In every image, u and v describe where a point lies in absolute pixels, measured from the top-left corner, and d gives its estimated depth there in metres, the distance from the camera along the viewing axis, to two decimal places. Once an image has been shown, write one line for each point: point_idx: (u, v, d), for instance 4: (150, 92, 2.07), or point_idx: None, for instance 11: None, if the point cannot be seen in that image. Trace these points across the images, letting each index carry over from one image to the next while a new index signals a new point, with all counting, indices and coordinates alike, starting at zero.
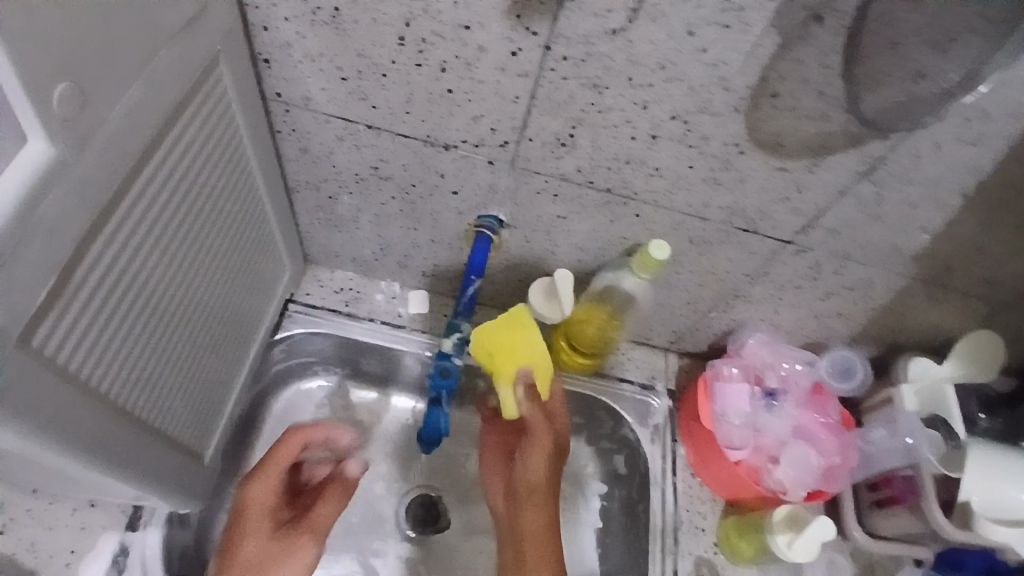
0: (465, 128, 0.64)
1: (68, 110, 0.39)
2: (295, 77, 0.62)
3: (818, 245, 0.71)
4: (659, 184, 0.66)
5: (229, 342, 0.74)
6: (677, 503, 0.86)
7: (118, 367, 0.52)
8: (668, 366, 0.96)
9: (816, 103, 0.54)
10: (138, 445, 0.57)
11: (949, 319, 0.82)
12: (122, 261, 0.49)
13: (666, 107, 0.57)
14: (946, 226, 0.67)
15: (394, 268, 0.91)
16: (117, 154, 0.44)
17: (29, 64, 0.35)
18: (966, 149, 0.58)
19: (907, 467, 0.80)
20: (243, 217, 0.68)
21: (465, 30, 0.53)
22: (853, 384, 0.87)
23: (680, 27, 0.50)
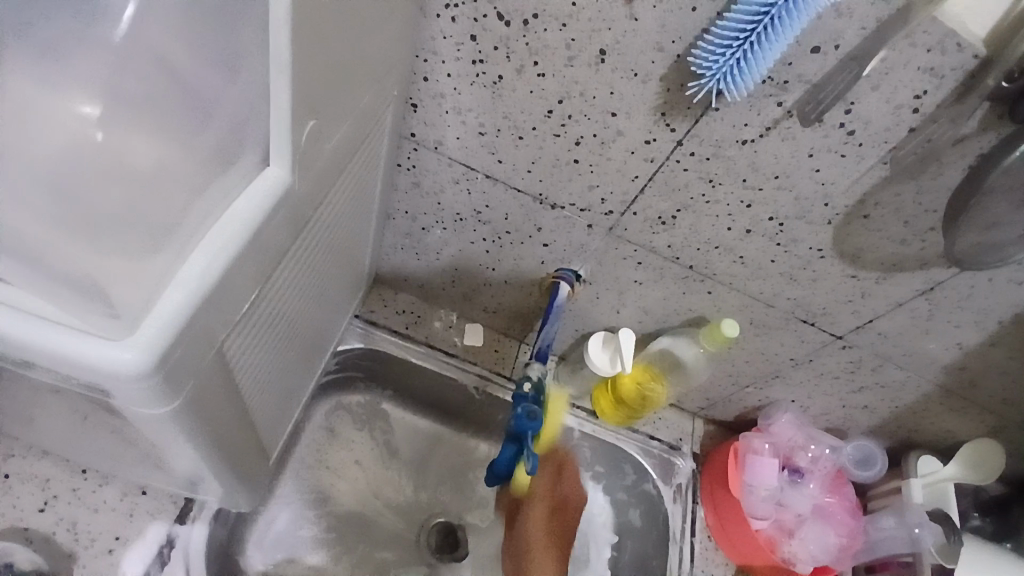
0: (578, 194, 0.70)
1: (307, 141, 0.43)
2: (435, 123, 0.67)
3: (864, 345, 0.79)
4: (739, 270, 0.73)
5: (313, 349, 0.77)
6: (693, 563, 0.92)
7: (255, 370, 0.55)
8: (694, 430, 1.02)
9: (900, 229, 0.62)
10: (240, 441, 0.59)
11: (960, 425, 0.90)
12: (291, 276, 0.53)
13: (768, 209, 0.64)
14: (980, 346, 0.75)
15: (458, 300, 0.96)
16: (321, 181, 0.49)
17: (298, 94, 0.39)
18: (1015, 288, 0.66)
19: (908, 554, 0.85)
20: (356, 239, 0.72)
21: (611, 116, 0.60)
22: (868, 474, 0.94)
23: (803, 149, 0.57)
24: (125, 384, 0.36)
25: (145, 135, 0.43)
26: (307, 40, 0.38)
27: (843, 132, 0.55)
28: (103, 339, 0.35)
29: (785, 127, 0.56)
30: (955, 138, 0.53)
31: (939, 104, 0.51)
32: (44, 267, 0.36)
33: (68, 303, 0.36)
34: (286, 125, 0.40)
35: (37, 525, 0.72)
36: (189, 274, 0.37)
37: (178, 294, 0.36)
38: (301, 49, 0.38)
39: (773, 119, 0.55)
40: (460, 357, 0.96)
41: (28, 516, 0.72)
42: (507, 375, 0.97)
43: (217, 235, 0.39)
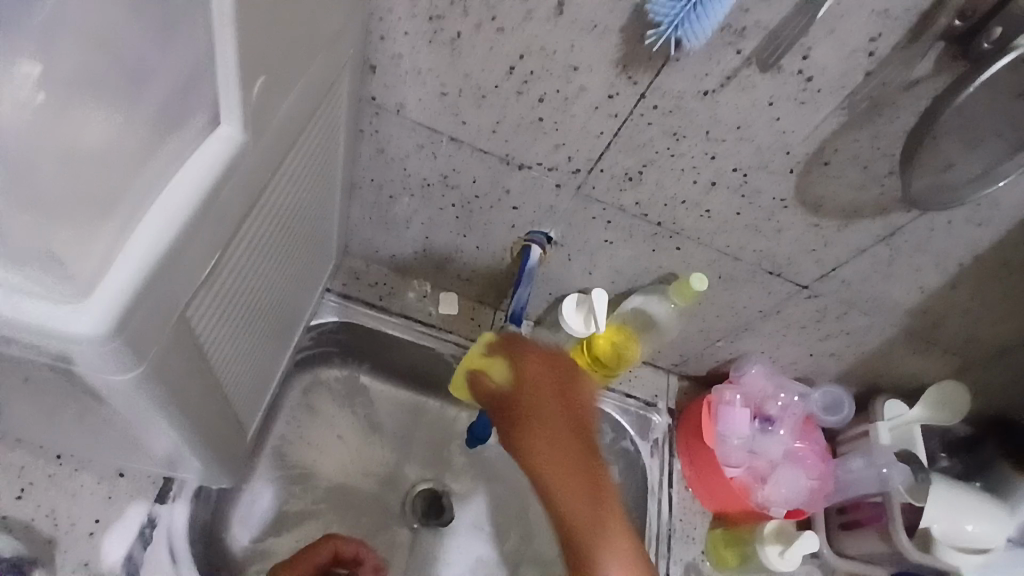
0: (544, 153, 0.69)
1: (258, 99, 0.42)
2: (395, 86, 0.66)
3: (829, 293, 0.81)
4: (706, 224, 0.74)
5: (285, 323, 0.76)
6: (672, 513, 0.94)
7: (222, 342, 0.55)
8: (669, 387, 1.04)
9: (859, 175, 0.63)
10: (212, 414, 0.59)
11: (922, 367, 0.94)
12: (253, 244, 0.52)
13: (732, 161, 0.65)
14: (939, 288, 0.78)
15: (431, 269, 0.95)
16: (278, 143, 0.47)
17: (245, 47, 0.38)
18: (970, 228, 0.68)
19: (877, 494, 0.90)
20: (322, 207, 0.71)
21: (572, 71, 0.59)
22: (837, 418, 0.97)
23: (763, 97, 0.57)
24: (83, 349, 0.35)
25: (91, 110, 0.39)
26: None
27: (801, 79, 0.55)
28: (55, 305, 0.34)
29: (744, 76, 0.56)
30: (910, 80, 0.54)
31: (893, 46, 0.51)
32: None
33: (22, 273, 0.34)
34: (234, 80, 0.38)
35: (16, 514, 0.71)
36: (143, 236, 0.36)
37: (133, 260, 0.35)
38: (244, 0, 0.37)
39: (732, 69, 0.55)
40: (435, 326, 0.96)
41: (5, 504, 0.71)
42: None
43: (170, 198, 0.37)
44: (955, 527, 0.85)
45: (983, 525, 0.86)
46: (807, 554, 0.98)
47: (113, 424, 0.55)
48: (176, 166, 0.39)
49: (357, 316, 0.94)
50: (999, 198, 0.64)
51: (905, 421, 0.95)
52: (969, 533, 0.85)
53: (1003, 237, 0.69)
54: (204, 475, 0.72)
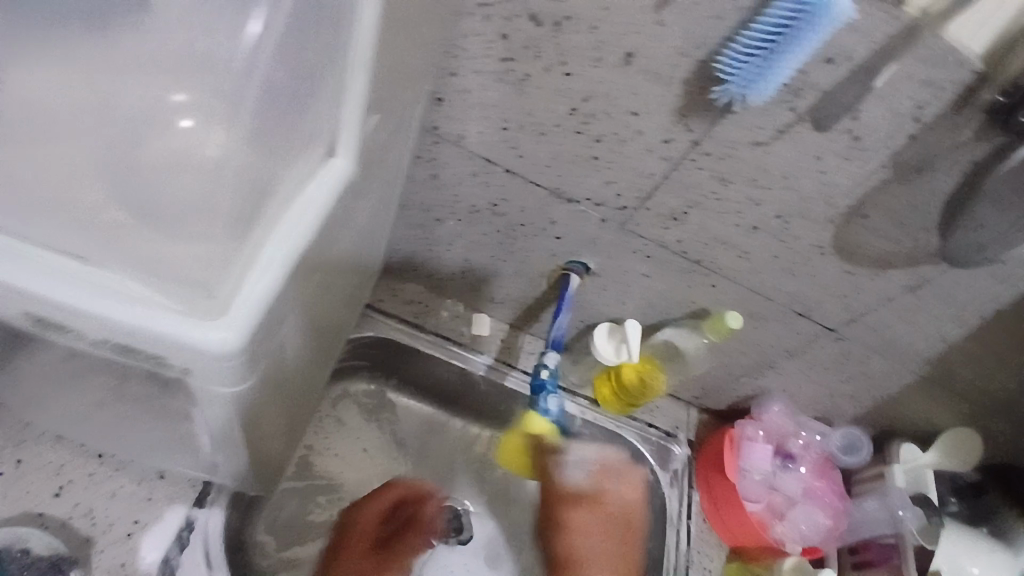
0: (594, 189, 0.73)
1: (369, 132, 0.45)
2: (459, 118, 0.69)
3: (854, 337, 0.84)
4: (742, 265, 0.77)
5: (335, 337, 0.79)
6: (690, 544, 0.96)
7: (294, 353, 0.57)
8: (689, 419, 1.06)
9: (895, 229, 0.67)
10: (267, 419, 0.61)
11: (938, 414, 0.97)
12: (333, 261, 0.55)
13: (774, 208, 0.68)
14: (961, 339, 0.81)
15: (466, 290, 0.98)
16: (371, 170, 0.50)
17: (370, 86, 0.41)
18: (997, 284, 0.72)
19: (891, 535, 0.93)
20: (380, 227, 0.75)
21: (632, 115, 0.63)
22: (857, 459, 1.00)
23: (811, 151, 0.61)
24: (212, 363, 0.38)
25: (203, 140, 0.58)
26: (383, 39, 0.41)
27: (849, 137, 0.59)
28: (194, 322, 0.37)
29: (795, 131, 0.60)
30: (953, 145, 0.57)
31: (940, 113, 0.55)
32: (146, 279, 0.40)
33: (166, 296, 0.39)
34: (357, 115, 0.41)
35: (54, 510, 0.74)
36: (271, 259, 0.39)
37: (260, 277, 0.39)
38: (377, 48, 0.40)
39: (785, 124, 0.59)
40: (466, 346, 0.99)
41: (43, 501, 0.74)
42: (513, 365, 1.00)
43: (292, 224, 0.41)
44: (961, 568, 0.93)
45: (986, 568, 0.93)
46: None
47: (180, 425, 0.58)
48: (296, 190, 0.43)
49: (392, 332, 0.96)
50: None
51: (919, 464, 0.98)
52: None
53: None
54: (245, 480, 0.74)
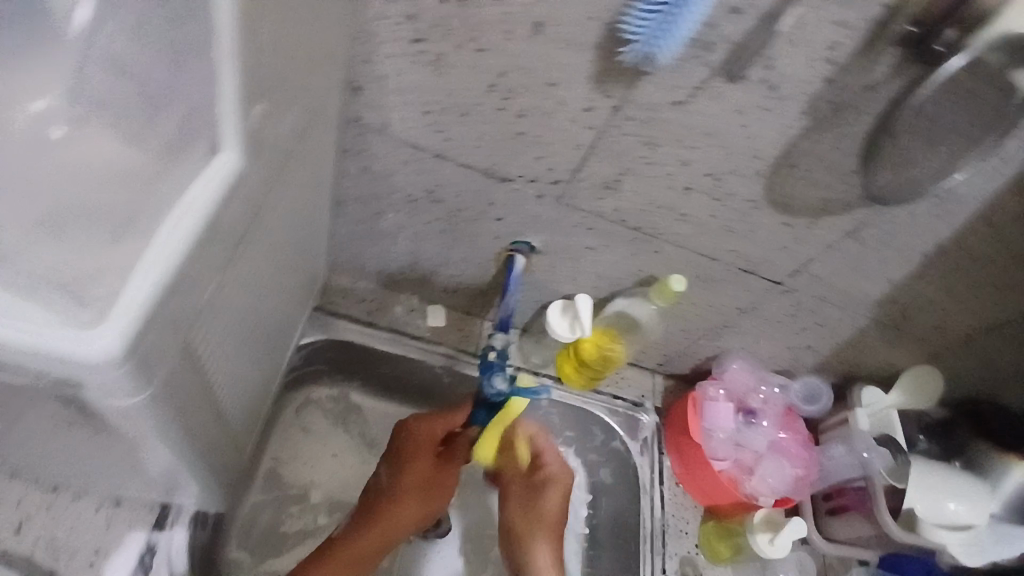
0: (526, 165, 0.72)
1: (256, 126, 0.43)
2: (379, 106, 0.68)
3: (802, 288, 0.84)
4: (683, 227, 0.77)
5: (279, 344, 0.77)
6: (665, 509, 0.97)
7: (222, 363, 0.56)
8: (655, 386, 1.07)
9: (825, 175, 0.67)
10: (210, 434, 0.59)
11: (895, 356, 0.98)
12: (249, 263, 0.53)
13: (705, 166, 0.68)
14: (905, 279, 0.82)
15: (418, 282, 0.96)
16: (272, 166, 0.49)
17: (247, 72, 0.40)
18: (932, 220, 0.72)
19: (860, 479, 0.96)
20: (312, 227, 0.73)
21: (551, 87, 0.62)
22: (817, 408, 1.02)
23: (731, 105, 0.61)
24: (100, 371, 0.37)
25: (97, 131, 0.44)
26: (255, 24, 0.39)
27: (766, 87, 0.59)
28: (74, 328, 0.36)
29: (713, 86, 0.59)
30: (869, 84, 0.57)
31: (852, 54, 0.55)
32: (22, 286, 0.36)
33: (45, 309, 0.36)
34: (235, 109, 0.40)
35: (16, 546, 0.71)
36: (155, 258, 0.38)
37: (145, 280, 0.37)
38: (249, 41, 0.39)
39: (702, 80, 0.59)
40: (424, 338, 0.97)
41: (5, 540, 0.71)
42: (473, 352, 0.99)
43: (175, 222, 0.39)
44: (939, 508, 0.90)
45: (966, 504, 0.91)
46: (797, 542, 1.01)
47: (113, 449, 0.56)
48: (182, 188, 0.41)
49: (346, 332, 0.95)
50: (957, 191, 0.69)
51: (883, 406, 1.00)
52: (956, 514, 0.90)
53: (963, 228, 0.73)
54: (203, 497, 0.72)
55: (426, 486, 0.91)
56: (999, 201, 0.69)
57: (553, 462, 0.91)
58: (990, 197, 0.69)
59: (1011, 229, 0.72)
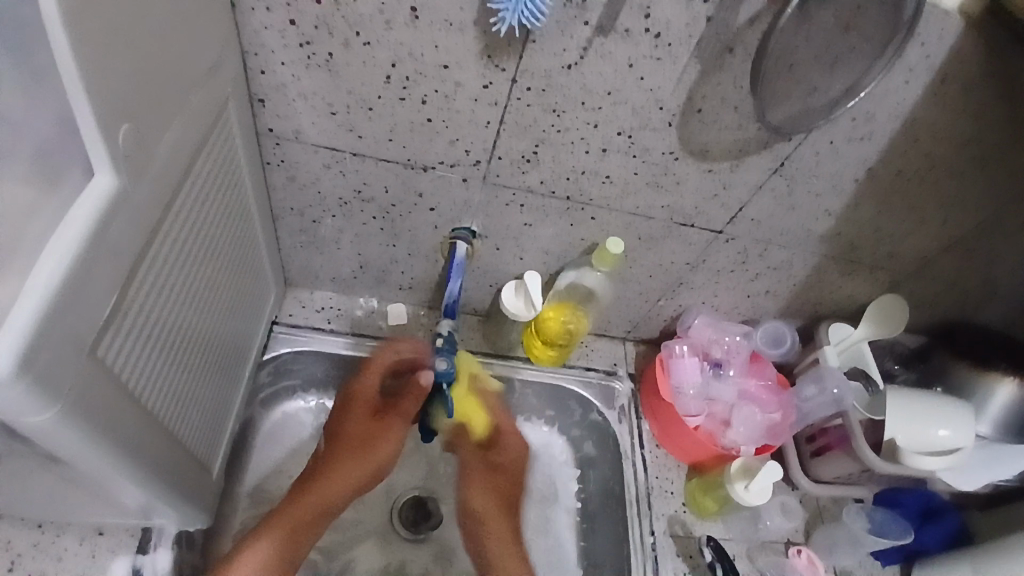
0: (443, 151, 0.73)
1: (125, 145, 0.44)
2: (287, 114, 0.69)
3: (744, 234, 0.85)
4: (611, 190, 0.77)
5: (230, 360, 0.79)
6: (647, 473, 0.98)
7: (155, 381, 0.57)
8: (627, 353, 1.08)
9: (733, 116, 0.67)
10: (162, 452, 0.61)
11: (856, 288, 0.98)
12: (162, 281, 0.55)
13: (614, 126, 0.68)
14: (844, 209, 0.81)
15: (373, 283, 0.97)
16: (161, 183, 0.50)
17: (98, 93, 0.40)
18: (853, 145, 0.72)
19: (837, 416, 0.95)
20: (242, 241, 0.74)
21: (444, 69, 0.63)
22: (783, 350, 1.02)
23: (622, 61, 0.61)
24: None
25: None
26: (94, 44, 0.39)
27: (651, 37, 0.59)
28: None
29: (599, 44, 0.60)
30: (748, 19, 0.57)
31: None
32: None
33: None
34: (96, 132, 0.41)
35: None
36: (38, 277, 0.39)
37: (27, 306, 0.38)
38: (95, 63, 0.39)
39: (586, 39, 0.59)
40: (387, 336, 0.98)
41: None
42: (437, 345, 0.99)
43: (53, 248, 0.40)
44: (922, 434, 0.89)
45: (953, 429, 0.88)
46: (786, 487, 1.01)
47: (67, 474, 0.58)
48: (60, 216, 0.42)
49: (310, 342, 0.96)
50: (870, 112, 0.68)
51: (852, 341, 0.99)
52: (940, 439, 0.88)
53: (888, 148, 0.73)
54: (181, 519, 0.73)
55: (369, 437, 0.89)
56: (916, 114, 0.69)
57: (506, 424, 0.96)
58: (906, 113, 0.69)
59: (935, 142, 0.72)
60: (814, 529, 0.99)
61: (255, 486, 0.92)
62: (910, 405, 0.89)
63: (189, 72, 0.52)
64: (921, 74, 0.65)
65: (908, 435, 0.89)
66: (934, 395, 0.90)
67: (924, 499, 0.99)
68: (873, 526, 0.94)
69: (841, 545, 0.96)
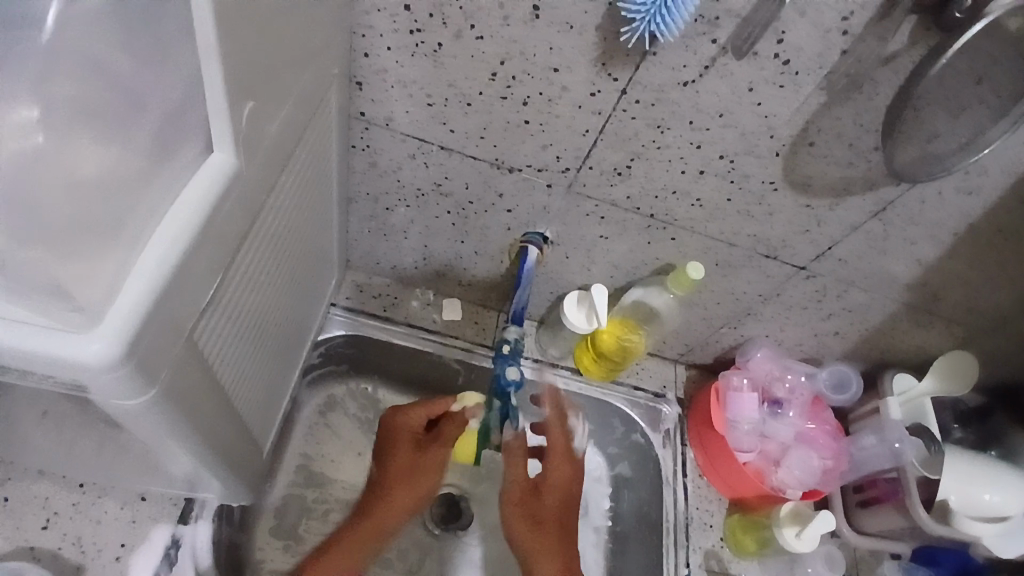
0: (533, 154, 0.70)
1: (246, 123, 0.43)
2: (382, 99, 0.67)
3: (827, 273, 0.81)
4: (698, 212, 0.74)
5: (292, 342, 0.78)
6: (688, 502, 0.96)
7: (231, 361, 0.56)
8: (677, 376, 1.05)
9: (845, 153, 0.64)
10: (227, 431, 0.60)
11: (928, 340, 0.94)
12: (253, 262, 0.53)
13: (718, 148, 0.65)
14: (937, 259, 0.77)
15: (432, 276, 0.96)
16: (270, 163, 0.49)
17: (233, 72, 0.39)
18: (962, 197, 0.68)
19: (892, 470, 0.91)
20: (320, 223, 0.73)
21: (554, 72, 0.60)
22: (847, 396, 0.98)
23: (741, 84, 0.59)
24: (100, 372, 0.37)
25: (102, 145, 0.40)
26: (233, 20, 0.38)
27: (778, 62, 0.56)
28: (72, 331, 0.36)
29: (722, 64, 0.57)
30: (886, 56, 0.54)
31: (868, 22, 0.52)
32: (57, 292, 0.36)
33: (47, 312, 0.36)
34: (224, 110, 0.39)
35: (47, 541, 0.72)
36: (149, 260, 0.38)
37: (138, 284, 0.37)
38: (232, 37, 0.38)
39: (709, 58, 0.57)
40: (440, 331, 0.97)
41: (34, 534, 0.72)
42: (489, 346, 0.97)
43: (168, 226, 0.39)
44: (972, 497, 0.86)
45: (1003, 495, 0.86)
46: (828, 535, 0.98)
47: (129, 443, 0.57)
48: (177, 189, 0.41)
49: (363, 328, 0.95)
50: (987, 166, 0.65)
51: (915, 394, 0.96)
52: (989, 503, 0.86)
53: (996, 204, 0.69)
54: (226, 494, 0.72)
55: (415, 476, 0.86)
56: None
57: (556, 448, 0.87)
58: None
59: None
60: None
61: (295, 466, 0.92)
62: (964, 465, 0.87)
63: (306, 52, 0.50)
64: None
65: (959, 496, 0.86)
66: (984, 458, 0.89)
67: (964, 559, 0.95)
68: None
69: None
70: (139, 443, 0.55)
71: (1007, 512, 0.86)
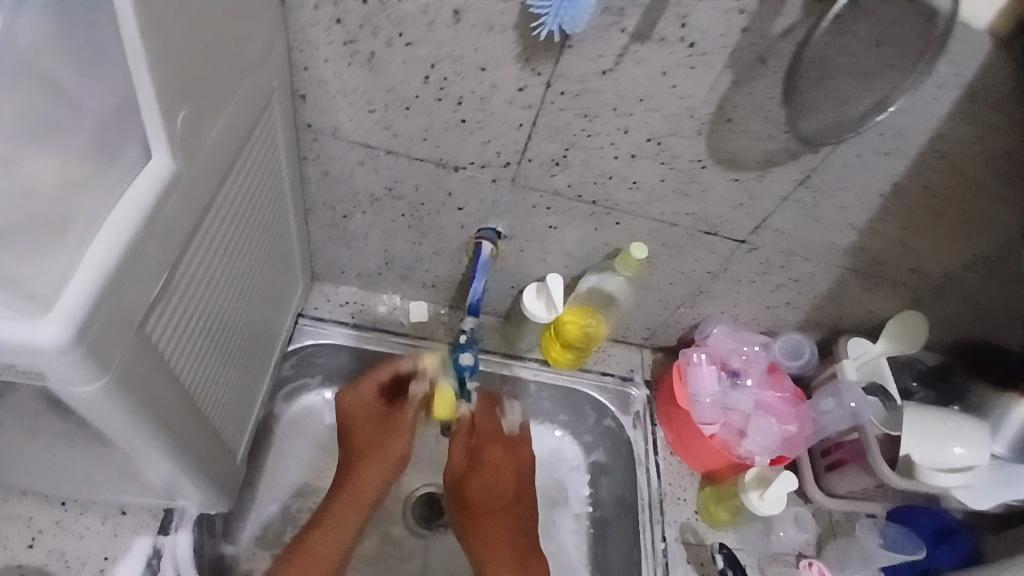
0: (475, 151, 0.74)
1: (183, 129, 0.46)
2: (326, 109, 0.71)
3: (768, 244, 0.85)
4: (638, 195, 0.78)
5: (258, 350, 0.81)
6: (661, 480, 0.98)
7: (193, 360, 0.59)
8: (643, 360, 1.09)
9: (763, 126, 0.68)
10: (195, 431, 0.62)
11: (877, 304, 0.98)
12: (205, 264, 0.56)
13: (645, 131, 0.70)
14: (868, 222, 0.82)
15: (397, 280, 0.99)
16: (212, 169, 0.52)
17: (164, 81, 0.42)
18: (880, 159, 0.73)
19: (852, 431, 0.95)
20: (277, 232, 0.77)
21: (482, 71, 0.64)
22: (801, 362, 1.03)
23: (656, 68, 0.63)
24: (54, 356, 0.39)
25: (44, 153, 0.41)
26: (163, 32, 0.41)
27: (686, 46, 0.60)
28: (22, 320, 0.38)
29: (635, 51, 0.61)
30: (781, 31, 0.59)
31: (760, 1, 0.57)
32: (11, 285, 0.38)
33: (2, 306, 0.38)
34: (160, 117, 0.43)
35: (29, 559, 0.73)
36: (92, 254, 0.40)
37: (83, 276, 0.40)
38: (161, 50, 0.41)
39: (622, 46, 0.61)
40: (409, 333, 0.99)
41: (16, 554, 0.73)
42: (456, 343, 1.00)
43: (110, 224, 0.42)
44: (935, 451, 0.86)
45: (968, 447, 0.86)
46: (800, 501, 1.01)
47: (99, 449, 0.59)
48: (119, 191, 0.44)
49: (333, 335, 0.97)
50: (897, 127, 0.69)
51: (870, 357, 1.00)
52: (955, 456, 0.86)
53: (914, 164, 0.73)
54: (203, 499, 0.74)
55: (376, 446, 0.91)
56: (944, 132, 0.69)
57: (488, 427, 0.96)
58: (934, 129, 0.69)
59: (961, 160, 0.72)
60: (826, 544, 0.98)
61: (276, 476, 0.93)
62: (923, 420, 0.87)
63: (242, 65, 0.54)
64: (947, 92, 0.65)
65: (922, 451, 0.87)
66: (946, 412, 0.89)
67: (936, 518, 0.98)
68: (886, 541, 0.94)
69: (853, 561, 0.94)
70: (109, 445, 0.58)
71: (973, 463, 0.86)
